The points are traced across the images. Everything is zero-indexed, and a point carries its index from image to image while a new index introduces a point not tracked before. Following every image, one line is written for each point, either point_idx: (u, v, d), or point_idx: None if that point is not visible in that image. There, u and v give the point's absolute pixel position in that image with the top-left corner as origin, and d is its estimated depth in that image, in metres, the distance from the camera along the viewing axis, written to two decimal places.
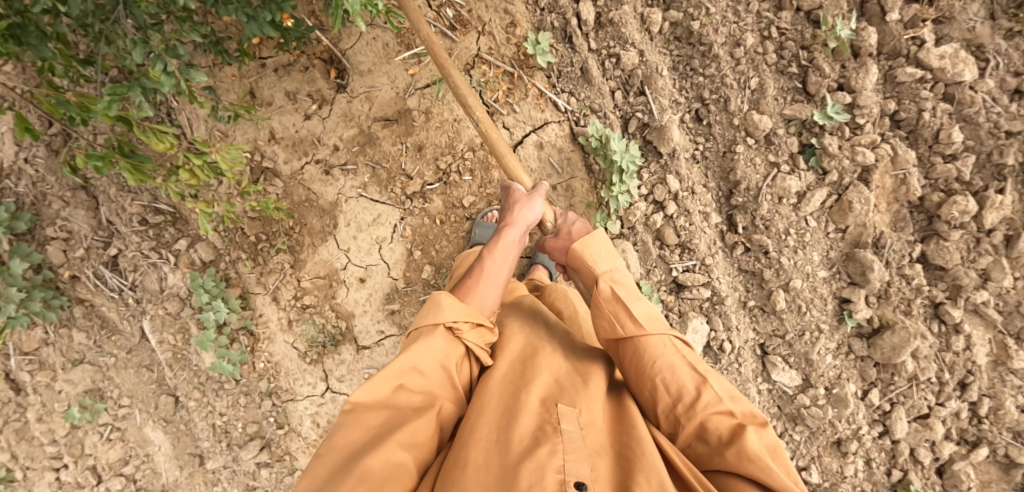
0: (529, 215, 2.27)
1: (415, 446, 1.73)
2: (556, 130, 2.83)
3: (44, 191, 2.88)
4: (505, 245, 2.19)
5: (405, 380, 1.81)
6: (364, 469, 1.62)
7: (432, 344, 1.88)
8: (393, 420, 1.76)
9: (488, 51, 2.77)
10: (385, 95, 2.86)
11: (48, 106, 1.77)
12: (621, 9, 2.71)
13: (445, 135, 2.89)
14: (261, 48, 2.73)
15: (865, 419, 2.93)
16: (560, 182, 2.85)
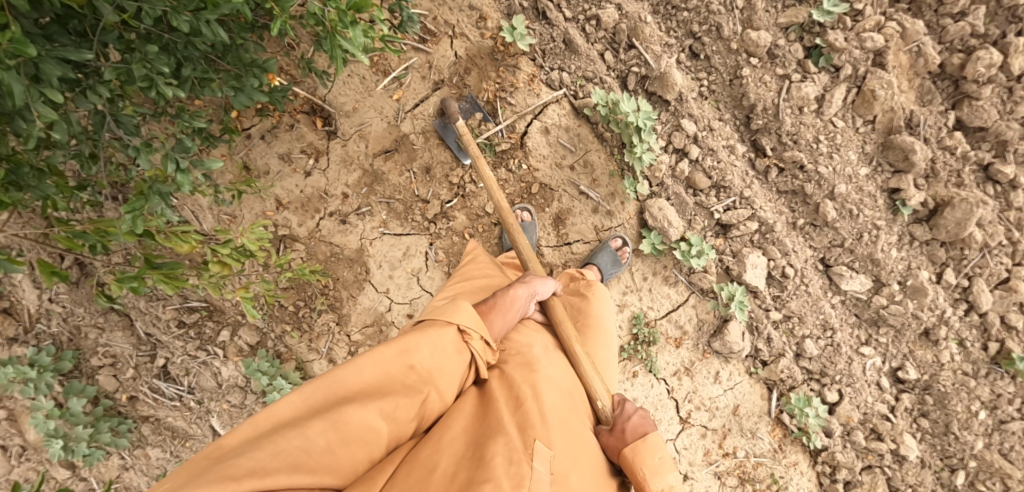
0: (544, 288, 2.24)
1: (394, 420, 1.71)
2: (556, 110, 2.73)
3: (78, 324, 2.84)
4: (517, 307, 2.13)
5: (410, 357, 1.78)
6: (341, 421, 1.62)
7: (444, 337, 1.85)
8: (384, 386, 1.73)
9: (466, 53, 2.71)
10: (377, 129, 2.77)
11: (67, 242, 1.73)
12: None
13: (449, 148, 2.81)
14: (242, 120, 2.65)
15: (947, 302, 2.84)
16: (577, 159, 2.75)
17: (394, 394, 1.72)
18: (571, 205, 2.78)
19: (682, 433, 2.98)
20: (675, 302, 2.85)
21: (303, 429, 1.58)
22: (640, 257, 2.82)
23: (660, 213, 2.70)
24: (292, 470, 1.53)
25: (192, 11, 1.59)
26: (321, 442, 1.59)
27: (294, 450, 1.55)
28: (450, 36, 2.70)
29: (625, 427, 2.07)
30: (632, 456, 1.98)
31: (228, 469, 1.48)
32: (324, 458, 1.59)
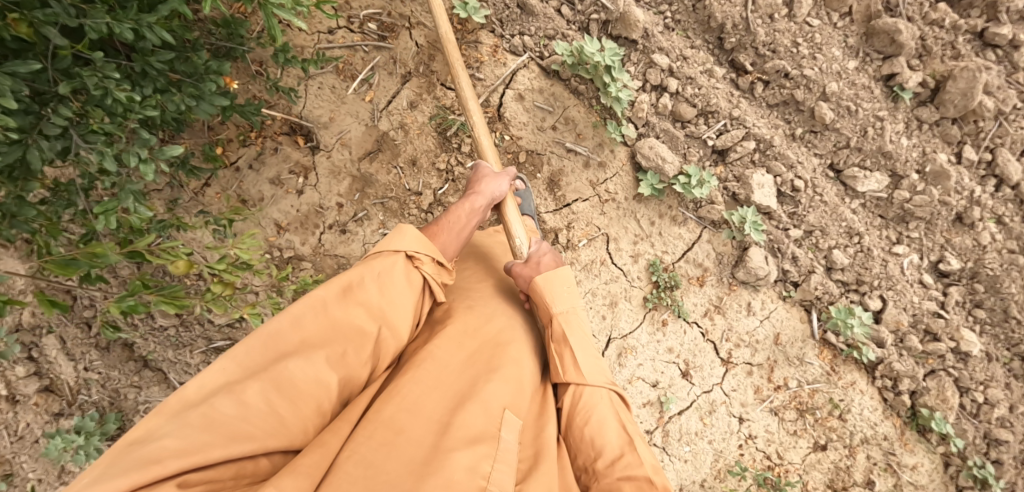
0: (498, 185, 2.22)
1: (343, 370, 1.70)
2: (525, 75, 2.71)
3: (115, 387, 2.89)
4: (467, 211, 2.14)
5: (352, 297, 1.77)
6: (281, 376, 1.60)
7: (386, 276, 1.84)
8: (326, 332, 1.71)
9: (427, 41, 2.74)
10: (357, 133, 2.77)
11: (58, 267, 1.64)
12: None
13: (430, 137, 2.79)
14: (227, 154, 2.68)
15: (973, 181, 2.70)
16: (557, 118, 2.71)
17: (336, 341, 1.71)
18: (562, 166, 2.73)
19: (728, 375, 2.89)
20: (689, 242, 2.77)
21: (239, 392, 1.56)
22: (643, 203, 2.75)
23: (653, 153, 2.64)
24: (230, 436, 1.51)
25: (133, 18, 1.61)
26: (262, 401, 1.57)
27: (231, 413, 1.53)
28: (408, 30, 2.73)
29: (542, 262, 2.17)
30: (543, 285, 2.09)
31: (161, 441, 1.45)
32: (267, 415, 1.57)
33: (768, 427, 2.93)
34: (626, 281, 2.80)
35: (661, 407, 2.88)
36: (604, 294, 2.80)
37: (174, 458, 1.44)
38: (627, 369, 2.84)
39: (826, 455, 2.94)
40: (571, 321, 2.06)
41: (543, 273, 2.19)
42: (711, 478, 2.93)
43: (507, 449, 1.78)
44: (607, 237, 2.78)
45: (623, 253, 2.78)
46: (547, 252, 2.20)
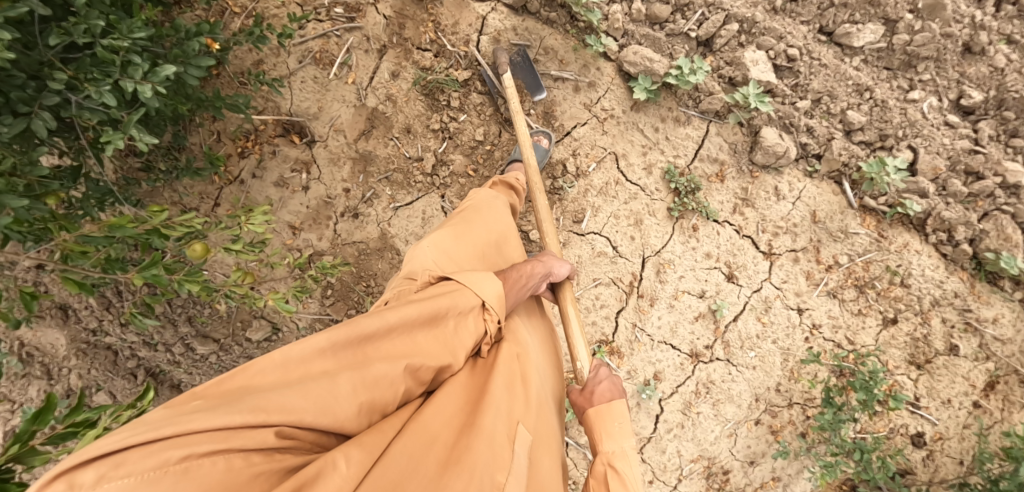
0: (559, 269, 2.16)
1: (411, 378, 1.64)
2: (498, 19, 2.74)
3: None
4: (527, 282, 2.01)
5: (438, 324, 1.73)
6: (370, 374, 1.56)
7: (471, 310, 1.79)
8: (412, 344, 1.67)
9: (395, 10, 2.75)
10: (348, 117, 2.78)
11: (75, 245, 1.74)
12: None
13: (418, 102, 2.80)
14: (230, 168, 2.70)
15: (971, 6, 2.61)
16: (536, 51, 2.72)
17: (419, 352, 1.66)
18: (552, 96, 2.74)
19: (774, 269, 2.82)
20: (698, 139, 2.75)
21: (332, 378, 1.52)
22: (642, 109, 2.75)
23: (639, 58, 2.64)
24: (316, 413, 1.46)
25: None
26: (346, 391, 1.51)
27: (322, 394, 1.48)
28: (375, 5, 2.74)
29: (598, 390, 2.02)
30: (595, 418, 1.94)
31: (258, 398, 1.42)
32: (347, 407, 1.51)
33: (829, 312, 2.83)
34: (645, 195, 2.78)
35: (714, 318, 2.83)
36: (628, 214, 2.79)
37: (276, 415, 1.41)
38: (669, 284, 2.81)
39: (899, 329, 2.81)
40: (621, 464, 1.86)
41: (595, 382, 2.06)
42: (786, 380, 2.84)
43: (519, 467, 1.66)
44: (616, 156, 2.77)
45: (636, 168, 2.77)
46: (607, 379, 2.07)
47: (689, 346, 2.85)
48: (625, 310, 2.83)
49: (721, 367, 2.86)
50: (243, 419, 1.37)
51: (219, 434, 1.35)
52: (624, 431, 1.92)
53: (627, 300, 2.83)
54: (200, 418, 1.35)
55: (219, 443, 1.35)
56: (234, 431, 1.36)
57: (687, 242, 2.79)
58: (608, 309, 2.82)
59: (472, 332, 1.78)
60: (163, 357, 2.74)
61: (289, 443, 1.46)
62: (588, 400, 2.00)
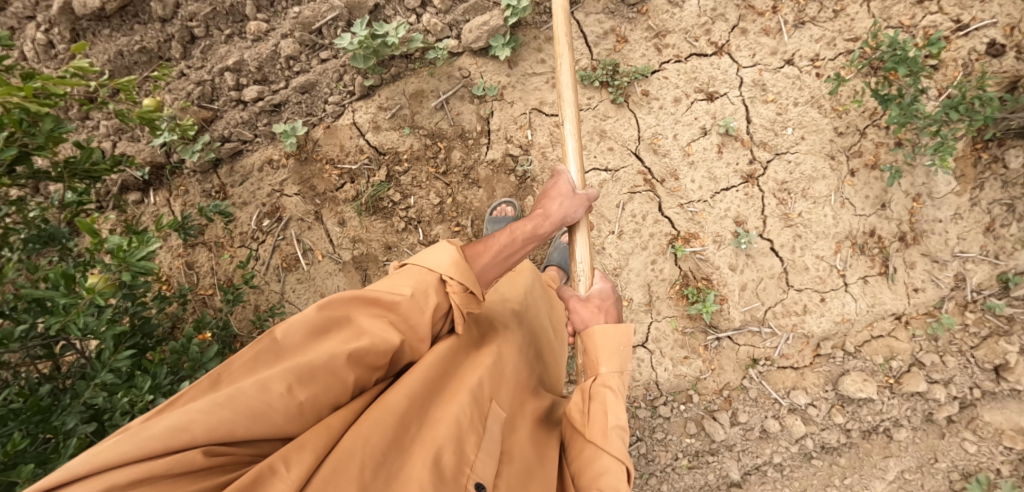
0: (570, 212, 2.03)
1: (361, 366, 1.57)
2: (364, 113, 2.77)
3: None
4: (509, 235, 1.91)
5: (387, 307, 1.64)
6: (307, 367, 1.49)
7: (425, 294, 1.66)
8: (351, 327, 1.59)
9: (297, 181, 2.83)
10: (343, 280, 2.86)
11: None
12: (243, 58, 2.73)
13: (374, 222, 2.82)
14: None
15: None
16: (410, 100, 2.73)
17: (364, 339, 1.57)
18: (455, 120, 2.73)
19: (736, 57, 2.72)
20: (580, 34, 2.73)
21: (265, 380, 1.45)
22: (520, 58, 2.68)
23: (479, 29, 2.60)
24: (248, 416, 1.41)
25: (105, 363, 2.08)
26: (278, 393, 1.45)
27: (253, 400, 1.42)
28: (283, 193, 2.84)
29: (604, 308, 1.97)
30: (596, 337, 1.90)
31: (176, 418, 1.36)
32: (286, 406, 1.46)
33: (813, 37, 2.66)
34: (587, 110, 2.76)
35: (733, 137, 2.73)
36: (589, 136, 2.78)
37: (200, 435, 1.36)
38: (671, 150, 2.75)
39: None
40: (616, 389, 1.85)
41: (597, 297, 2.00)
42: (837, 120, 2.69)
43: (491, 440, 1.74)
44: (539, 108, 2.71)
45: None
46: (611, 296, 2.01)
47: (738, 175, 2.75)
48: (666, 204, 2.78)
49: (779, 164, 2.74)
50: (162, 441, 1.33)
51: (140, 465, 1.32)
52: (621, 356, 1.90)
53: (656, 193, 2.78)
54: (119, 451, 1.31)
55: (141, 473, 1.31)
56: (156, 458, 1.33)
57: (652, 109, 2.75)
58: (649, 214, 2.79)
59: (429, 310, 1.67)
60: None
61: (226, 459, 1.41)
62: (594, 313, 1.95)
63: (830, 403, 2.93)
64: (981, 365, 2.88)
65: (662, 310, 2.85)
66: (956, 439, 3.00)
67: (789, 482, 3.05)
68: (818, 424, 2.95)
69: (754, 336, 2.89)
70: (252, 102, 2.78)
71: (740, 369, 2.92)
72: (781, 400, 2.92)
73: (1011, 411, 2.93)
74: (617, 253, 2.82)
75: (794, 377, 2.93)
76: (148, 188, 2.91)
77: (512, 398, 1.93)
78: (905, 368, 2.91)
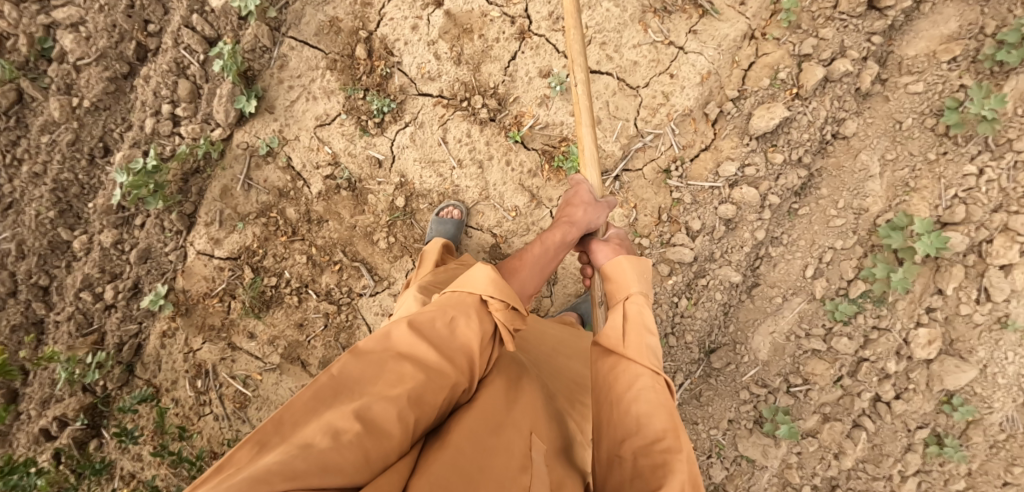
0: (592, 221, 2.23)
1: (419, 400, 1.57)
2: (198, 239, 2.75)
3: None
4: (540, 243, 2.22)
5: (425, 331, 1.68)
6: (367, 412, 1.51)
7: (462, 316, 1.73)
8: (406, 362, 1.62)
9: (195, 333, 2.82)
10: (291, 382, 2.82)
11: None
12: (86, 274, 2.75)
13: (275, 316, 2.78)
14: None
15: None
16: (225, 200, 2.73)
17: (423, 373, 1.61)
18: (266, 186, 2.73)
19: None
20: (302, 42, 2.65)
21: (335, 428, 1.46)
22: (273, 100, 2.68)
23: (220, 105, 2.62)
24: (321, 470, 1.38)
25: None
26: (351, 434, 1.45)
27: (326, 446, 1.42)
28: (194, 349, 2.83)
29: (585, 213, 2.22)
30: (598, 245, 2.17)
31: (253, 473, 1.35)
32: (353, 455, 1.43)
33: None
34: (351, 93, 2.65)
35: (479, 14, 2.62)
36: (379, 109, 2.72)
37: (282, 480, 1.33)
38: (442, 66, 2.64)
39: None
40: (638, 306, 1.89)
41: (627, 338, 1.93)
42: None
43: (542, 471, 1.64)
44: (319, 122, 2.68)
45: (329, 106, 2.66)
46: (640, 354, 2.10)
47: (512, 40, 2.63)
48: (479, 110, 2.66)
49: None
50: (248, 487, 1.31)
51: None
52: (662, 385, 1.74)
53: (462, 108, 2.67)
54: None
55: None
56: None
57: (401, 49, 2.64)
58: (471, 128, 2.67)
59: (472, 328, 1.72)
60: None
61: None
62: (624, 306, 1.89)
63: (762, 152, 2.72)
64: (855, 15, 2.69)
65: (552, 195, 2.69)
66: (900, 91, 2.83)
67: (795, 246, 2.87)
68: (767, 178, 2.73)
69: (645, 151, 2.73)
70: (116, 300, 2.78)
71: (657, 188, 2.75)
72: (716, 183, 2.73)
73: (925, 32, 2.83)
74: (472, 181, 2.69)
75: (712, 156, 2.74)
76: (99, 429, 2.87)
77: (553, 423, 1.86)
78: (798, 70, 2.70)
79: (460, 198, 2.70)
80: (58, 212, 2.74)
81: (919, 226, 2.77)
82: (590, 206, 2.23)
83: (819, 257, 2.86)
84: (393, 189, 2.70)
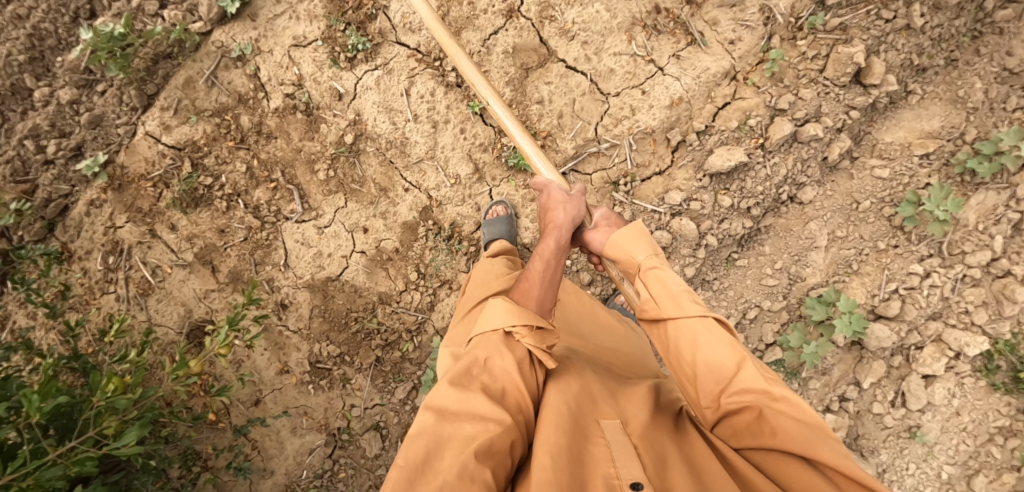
0: (575, 208, 2.11)
1: (478, 450, 1.62)
2: (151, 120, 2.78)
3: None
4: (552, 245, 2.06)
5: (467, 386, 1.76)
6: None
7: (497, 358, 1.82)
8: (458, 427, 1.68)
9: (121, 210, 2.83)
10: (197, 282, 2.81)
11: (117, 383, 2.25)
12: (35, 124, 2.78)
13: (201, 214, 2.79)
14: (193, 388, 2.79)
15: None
16: (187, 92, 2.77)
17: (481, 434, 1.66)
18: (230, 89, 2.77)
19: None
20: None
21: None
22: (258, 9, 2.73)
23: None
24: None
25: None
26: None
27: None
28: (116, 226, 2.83)
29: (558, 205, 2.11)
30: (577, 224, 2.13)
31: None
32: None
33: None
34: (332, 23, 2.69)
35: None
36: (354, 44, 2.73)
37: None
38: (425, 21, 2.66)
39: None
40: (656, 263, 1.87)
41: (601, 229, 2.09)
42: None
43: (623, 451, 1.73)
44: (295, 43, 2.72)
45: (309, 30, 2.71)
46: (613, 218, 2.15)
47: (499, 16, 2.66)
48: (449, 73, 2.69)
49: None
50: None
51: None
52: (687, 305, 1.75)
53: (434, 67, 2.69)
54: None
55: None
56: None
57: None
58: (436, 88, 2.69)
59: (512, 369, 1.80)
60: None
61: None
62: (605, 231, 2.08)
63: (712, 190, 2.69)
64: (839, 84, 2.66)
65: (495, 174, 2.72)
66: (867, 172, 2.81)
67: (723, 294, 2.85)
68: (711, 218, 2.71)
69: (598, 158, 2.72)
70: (56, 157, 2.80)
71: (600, 196, 2.74)
72: (659, 208, 2.70)
73: (906, 122, 2.81)
74: (423, 138, 2.70)
75: (663, 182, 2.72)
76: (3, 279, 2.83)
77: (619, 404, 1.89)
78: (768, 121, 2.68)
79: (407, 151, 2.71)
80: (28, 58, 2.75)
81: (844, 304, 2.75)
82: (565, 201, 2.12)
83: (742, 312, 2.84)
84: (346, 125, 2.72)
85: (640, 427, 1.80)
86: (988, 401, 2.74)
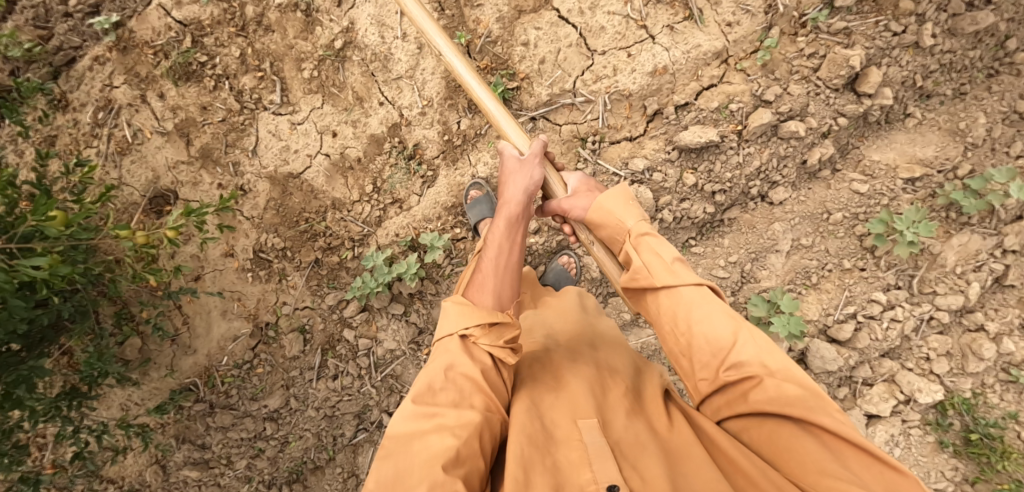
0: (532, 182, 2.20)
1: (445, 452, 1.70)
2: None
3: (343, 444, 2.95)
4: (504, 228, 2.15)
5: (428, 392, 1.84)
6: None
7: (457, 359, 1.90)
8: (425, 431, 1.76)
9: (122, 71, 2.83)
10: (169, 153, 2.87)
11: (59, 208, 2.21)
12: None
13: (188, 88, 2.87)
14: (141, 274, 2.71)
15: None
16: None
17: (445, 435, 1.73)
18: None
19: None
20: None
21: None
22: None
23: None
24: None
25: None
26: None
27: None
28: (112, 86, 2.83)
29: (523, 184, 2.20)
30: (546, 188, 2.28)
31: None
32: None
33: None
34: None
35: None
36: None
37: None
38: None
39: None
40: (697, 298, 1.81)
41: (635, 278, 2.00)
42: None
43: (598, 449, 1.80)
44: None
45: None
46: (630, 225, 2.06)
47: None
48: None
49: None
50: None
51: None
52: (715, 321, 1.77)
53: None
54: None
55: None
56: None
57: None
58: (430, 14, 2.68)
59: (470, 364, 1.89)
60: (277, 405, 2.89)
61: None
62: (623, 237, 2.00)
63: (676, 166, 2.67)
64: (831, 86, 2.58)
65: None
66: (845, 185, 2.70)
67: None
68: (672, 193, 2.69)
69: (571, 111, 2.73)
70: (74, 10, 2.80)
71: (565, 150, 2.76)
72: (620, 172, 2.70)
73: (898, 144, 2.70)
74: (407, 56, 2.81)
75: (630, 147, 2.72)
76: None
77: (594, 401, 1.95)
78: (750, 110, 2.61)
79: (389, 66, 2.84)
80: None
81: (786, 303, 2.66)
82: (517, 166, 2.23)
83: None
84: (338, 31, 2.82)
85: (612, 431, 1.87)
86: (934, 460, 2.54)
